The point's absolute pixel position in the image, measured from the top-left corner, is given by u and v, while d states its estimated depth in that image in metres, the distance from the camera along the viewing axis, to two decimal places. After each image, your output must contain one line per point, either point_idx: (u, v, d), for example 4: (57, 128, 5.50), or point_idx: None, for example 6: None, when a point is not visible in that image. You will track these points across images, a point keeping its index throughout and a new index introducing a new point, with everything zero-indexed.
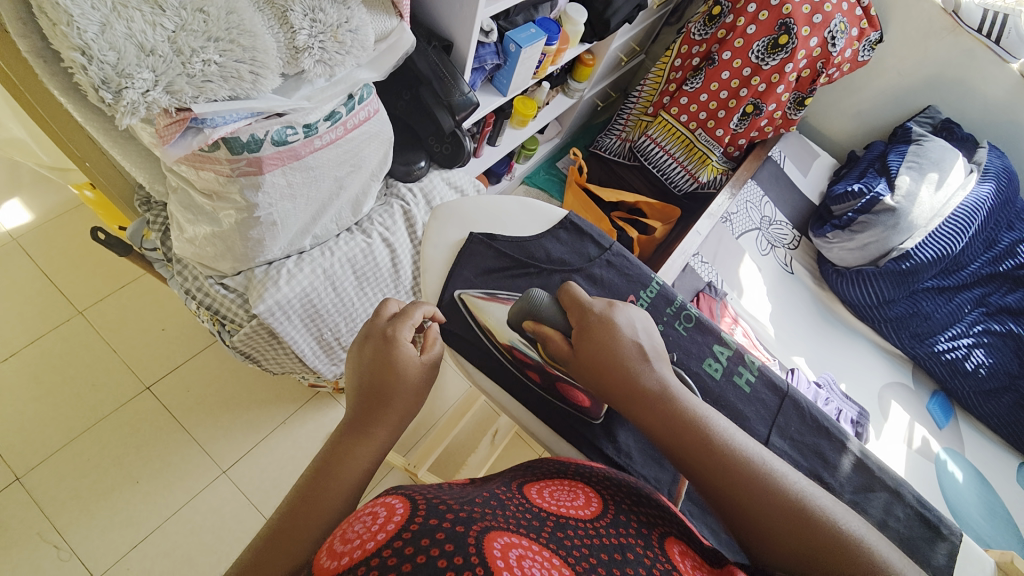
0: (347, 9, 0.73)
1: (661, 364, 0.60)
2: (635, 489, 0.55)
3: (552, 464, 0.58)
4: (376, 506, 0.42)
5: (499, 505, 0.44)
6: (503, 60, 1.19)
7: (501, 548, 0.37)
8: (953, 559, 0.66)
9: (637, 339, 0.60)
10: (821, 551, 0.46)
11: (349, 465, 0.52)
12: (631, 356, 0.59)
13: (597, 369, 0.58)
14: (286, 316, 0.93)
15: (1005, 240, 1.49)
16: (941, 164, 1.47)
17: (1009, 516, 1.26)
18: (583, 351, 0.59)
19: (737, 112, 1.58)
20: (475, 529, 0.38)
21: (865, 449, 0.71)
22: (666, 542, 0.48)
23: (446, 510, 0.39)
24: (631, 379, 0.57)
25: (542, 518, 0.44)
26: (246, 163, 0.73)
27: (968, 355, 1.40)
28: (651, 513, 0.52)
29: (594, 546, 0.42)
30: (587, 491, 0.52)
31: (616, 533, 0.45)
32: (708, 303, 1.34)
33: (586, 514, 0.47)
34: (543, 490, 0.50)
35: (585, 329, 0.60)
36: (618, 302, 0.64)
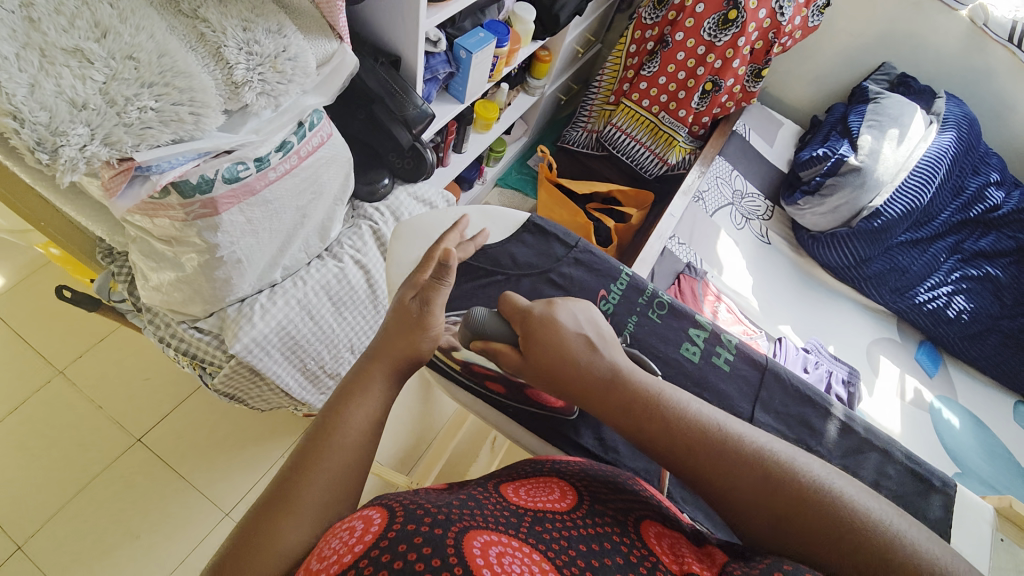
0: (283, 37, 0.72)
1: (609, 350, 0.59)
2: (612, 476, 0.56)
3: (530, 464, 0.58)
4: (354, 520, 0.40)
5: (477, 505, 0.43)
6: (456, 68, 1.19)
7: (481, 546, 0.37)
8: (948, 509, 0.68)
9: (581, 332, 0.59)
10: (792, 509, 0.47)
11: (344, 423, 0.51)
12: (580, 354, 0.58)
13: (549, 376, 0.58)
14: (265, 351, 0.92)
15: (970, 186, 1.51)
16: (900, 120, 1.48)
17: (1007, 454, 1.29)
18: (534, 362, 0.58)
19: (697, 91, 1.60)
20: (454, 530, 0.37)
21: (851, 413, 0.72)
22: (641, 525, 0.48)
23: (425, 513, 0.39)
24: (586, 378, 0.57)
25: (519, 514, 0.44)
26: (200, 206, 0.72)
27: (948, 303, 1.42)
28: (627, 499, 0.52)
29: (572, 537, 0.42)
30: (562, 485, 0.51)
31: (592, 523, 0.45)
32: (689, 284, 1.35)
33: (563, 507, 0.47)
34: (519, 487, 0.50)
35: (528, 341, 0.59)
36: (554, 297, 0.63)
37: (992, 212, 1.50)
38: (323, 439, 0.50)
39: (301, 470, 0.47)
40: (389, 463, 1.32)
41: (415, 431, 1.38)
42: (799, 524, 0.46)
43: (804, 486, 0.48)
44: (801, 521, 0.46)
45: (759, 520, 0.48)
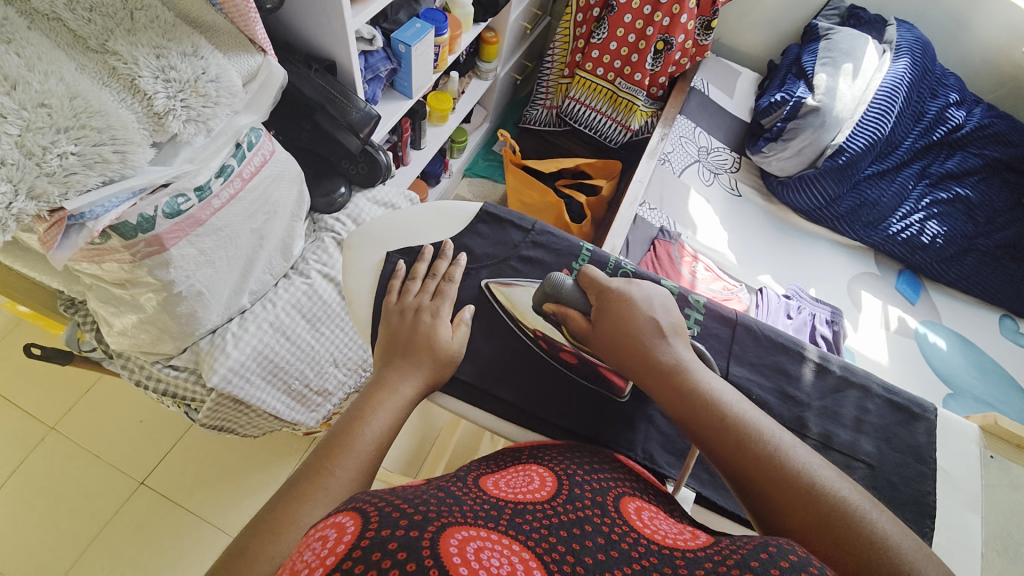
0: (200, 59, 0.69)
1: (678, 341, 0.60)
2: (595, 459, 0.55)
3: (507, 454, 0.57)
4: (326, 529, 0.38)
5: (456, 501, 0.42)
6: (398, 63, 1.16)
7: (459, 544, 0.36)
8: (931, 434, 0.70)
9: (653, 316, 0.61)
10: (835, 530, 0.46)
11: (369, 427, 0.51)
12: (647, 328, 0.60)
13: (611, 345, 0.60)
14: (245, 379, 0.91)
15: (931, 109, 1.50)
16: (852, 53, 1.47)
17: (997, 368, 1.33)
18: (601, 323, 0.61)
19: (649, 52, 1.57)
20: (431, 530, 0.36)
21: (825, 354, 0.72)
22: (621, 504, 0.48)
23: (400, 515, 0.37)
24: (644, 348, 0.58)
25: (500, 507, 0.43)
26: (145, 244, 0.71)
27: (922, 230, 1.43)
28: (609, 478, 0.52)
29: (552, 525, 0.42)
30: (541, 472, 0.51)
31: (572, 507, 0.44)
32: (665, 248, 1.35)
33: (544, 494, 0.46)
34: (498, 479, 0.50)
35: (602, 313, 0.62)
36: (632, 281, 0.65)
37: (955, 133, 1.50)
38: (326, 463, 0.48)
39: (321, 472, 0.47)
40: (396, 468, 1.33)
41: (417, 432, 1.39)
42: (849, 549, 0.45)
43: (859, 524, 0.46)
44: (842, 544, 0.45)
45: (797, 528, 0.47)
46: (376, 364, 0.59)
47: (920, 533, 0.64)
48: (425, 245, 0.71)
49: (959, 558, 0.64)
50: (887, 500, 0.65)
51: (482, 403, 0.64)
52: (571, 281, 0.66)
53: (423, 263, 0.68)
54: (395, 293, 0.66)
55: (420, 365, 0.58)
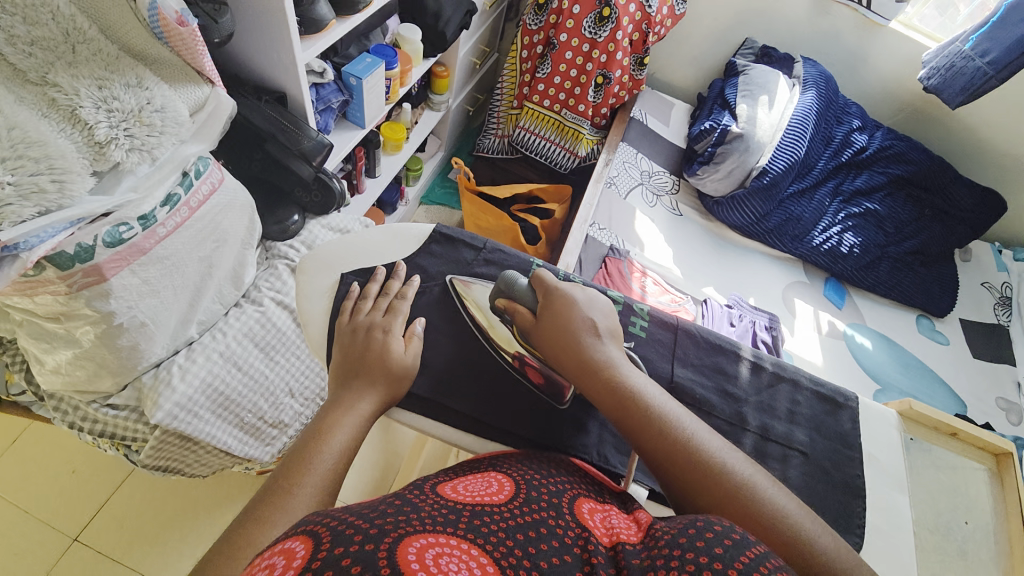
0: (145, 90, 0.70)
1: (611, 340, 0.63)
2: (553, 466, 0.57)
3: (465, 465, 0.58)
4: (274, 557, 0.34)
5: (412, 511, 0.41)
6: (350, 95, 1.19)
7: (416, 553, 0.34)
8: (855, 421, 0.77)
9: (590, 317, 0.64)
10: (741, 511, 0.51)
11: (328, 445, 0.51)
12: (586, 335, 0.62)
13: (551, 342, 0.62)
14: (193, 414, 0.87)
15: (838, 134, 1.69)
16: (767, 86, 1.65)
17: (916, 362, 1.48)
18: (544, 331, 0.63)
19: (590, 85, 1.69)
20: (386, 544, 0.34)
21: (758, 353, 0.79)
22: (575, 504, 0.49)
23: (355, 533, 0.35)
24: (583, 355, 0.61)
25: (458, 511, 0.42)
26: (82, 275, 0.68)
27: (840, 240, 1.58)
28: (563, 481, 0.53)
29: (510, 527, 0.41)
30: (501, 478, 0.51)
31: (529, 510, 0.44)
32: (616, 265, 1.43)
33: (502, 497, 0.46)
34: (454, 487, 0.49)
35: (546, 311, 0.64)
36: (576, 284, 0.68)
37: (860, 154, 1.69)
38: (283, 487, 0.48)
39: (280, 494, 0.47)
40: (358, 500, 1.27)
41: (380, 462, 1.34)
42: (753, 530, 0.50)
43: (766, 507, 0.51)
44: (749, 525, 0.50)
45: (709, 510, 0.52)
46: (331, 385, 0.59)
47: (853, 512, 0.70)
48: (379, 266, 0.73)
49: (886, 533, 0.70)
50: (820, 484, 0.71)
51: (440, 417, 0.65)
52: (524, 281, 0.68)
53: (373, 283, 0.69)
54: (349, 313, 0.67)
55: (374, 382, 0.59)
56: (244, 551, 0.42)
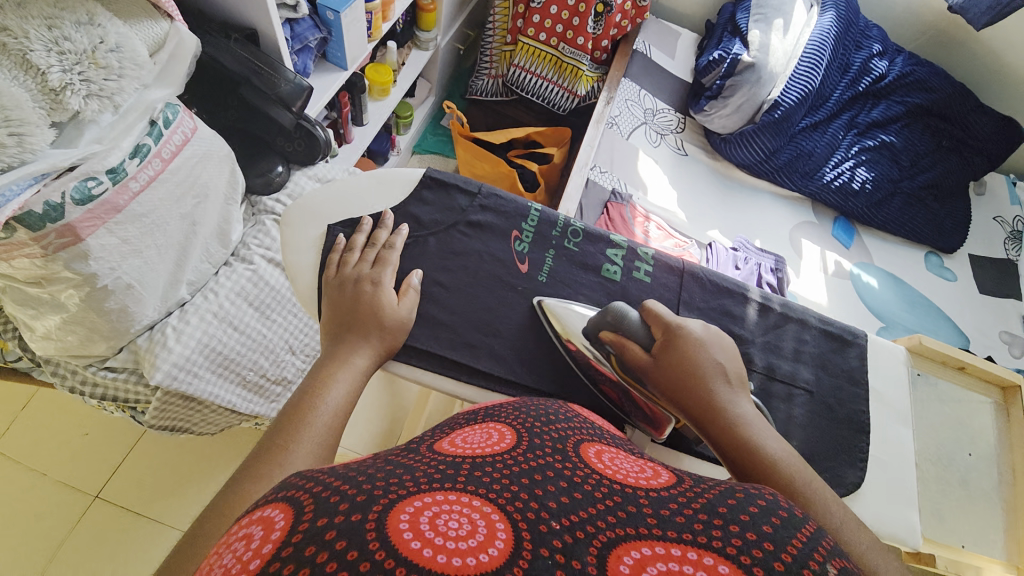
0: (98, 27, 0.63)
1: (740, 393, 0.57)
2: (548, 408, 0.55)
3: (462, 416, 0.55)
4: (251, 527, 0.30)
5: (405, 469, 0.36)
6: (327, 32, 1.09)
7: (411, 517, 0.30)
8: (862, 359, 0.75)
9: (721, 362, 0.58)
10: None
11: (325, 400, 0.50)
12: (714, 376, 0.57)
13: (675, 383, 0.56)
14: (192, 374, 0.86)
15: (856, 60, 1.57)
16: (782, 9, 1.51)
17: (922, 300, 1.46)
18: (666, 369, 0.57)
19: (590, 15, 1.56)
20: (376, 508, 0.30)
21: (766, 295, 0.76)
22: (581, 450, 0.44)
23: (340, 497, 0.31)
24: (707, 399, 0.55)
25: (456, 464, 0.37)
26: (56, 235, 0.65)
27: (852, 176, 1.52)
28: (565, 429, 0.49)
29: (514, 474, 0.36)
30: (503, 429, 0.47)
31: (533, 457, 0.40)
32: (618, 210, 1.37)
33: (502, 448, 0.42)
34: (454, 442, 0.45)
35: (670, 349, 0.58)
36: (699, 324, 0.63)
37: (879, 83, 1.58)
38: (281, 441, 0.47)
39: (276, 449, 0.46)
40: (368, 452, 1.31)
41: (388, 414, 1.37)
42: None
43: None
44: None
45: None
46: (323, 340, 0.57)
47: (857, 447, 0.70)
48: (367, 216, 0.68)
49: (888, 466, 0.70)
50: (826, 421, 0.70)
51: (441, 370, 0.64)
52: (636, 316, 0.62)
53: (361, 234, 0.66)
54: (334, 264, 0.64)
55: (367, 336, 0.57)
56: (240, 506, 0.41)
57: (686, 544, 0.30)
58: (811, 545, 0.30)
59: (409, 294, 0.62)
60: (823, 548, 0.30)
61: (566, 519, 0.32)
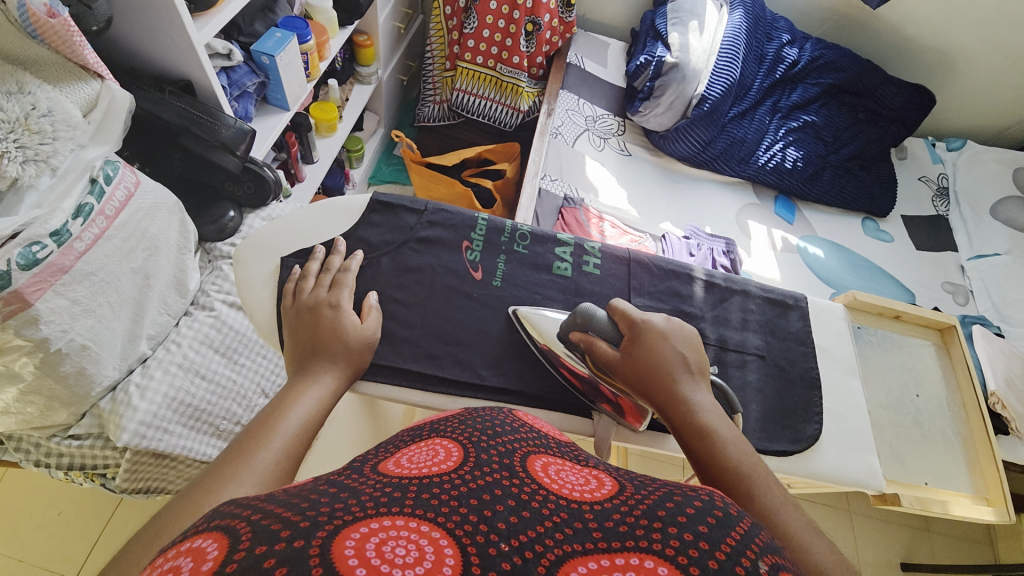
0: (28, 94, 0.64)
1: (702, 382, 0.59)
2: (492, 420, 0.48)
3: (406, 434, 0.50)
4: (180, 559, 0.28)
5: (351, 493, 0.34)
6: (265, 76, 1.12)
7: (358, 544, 0.29)
8: (805, 319, 0.81)
9: (682, 352, 0.60)
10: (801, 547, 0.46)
11: (291, 415, 0.52)
12: (678, 368, 0.59)
13: (641, 375, 0.58)
14: (162, 430, 0.84)
15: (770, 51, 1.69)
16: (696, 12, 1.62)
17: (865, 263, 1.56)
18: (632, 361, 0.59)
19: (521, 35, 1.63)
20: (320, 535, 0.29)
21: (708, 271, 0.81)
22: (528, 461, 0.41)
23: (284, 524, 0.29)
24: (672, 389, 0.57)
25: (402, 486, 0.35)
26: (4, 303, 0.64)
27: (784, 156, 1.62)
28: (512, 438, 0.45)
29: (462, 495, 0.35)
30: (446, 442, 0.43)
31: (481, 473, 0.37)
32: (572, 215, 1.42)
33: (450, 465, 0.39)
34: (400, 459, 0.42)
35: (636, 344, 0.60)
36: (666, 318, 0.64)
37: (793, 69, 1.71)
38: (248, 449, 0.47)
39: (241, 457, 0.46)
40: None
41: None
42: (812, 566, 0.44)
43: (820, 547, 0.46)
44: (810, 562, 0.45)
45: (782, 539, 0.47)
46: (288, 368, 0.58)
47: (811, 401, 0.74)
48: (319, 245, 0.70)
49: (842, 414, 0.75)
50: (780, 381, 0.75)
51: (409, 384, 0.65)
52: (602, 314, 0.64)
53: (314, 262, 0.68)
54: (290, 293, 0.65)
55: (334, 357, 0.58)
56: (203, 504, 0.41)
57: (631, 551, 0.31)
58: (745, 542, 0.32)
59: (371, 316, 0.64)
60: (756, 545, 0.32)
61: (515, 539, 0.31)
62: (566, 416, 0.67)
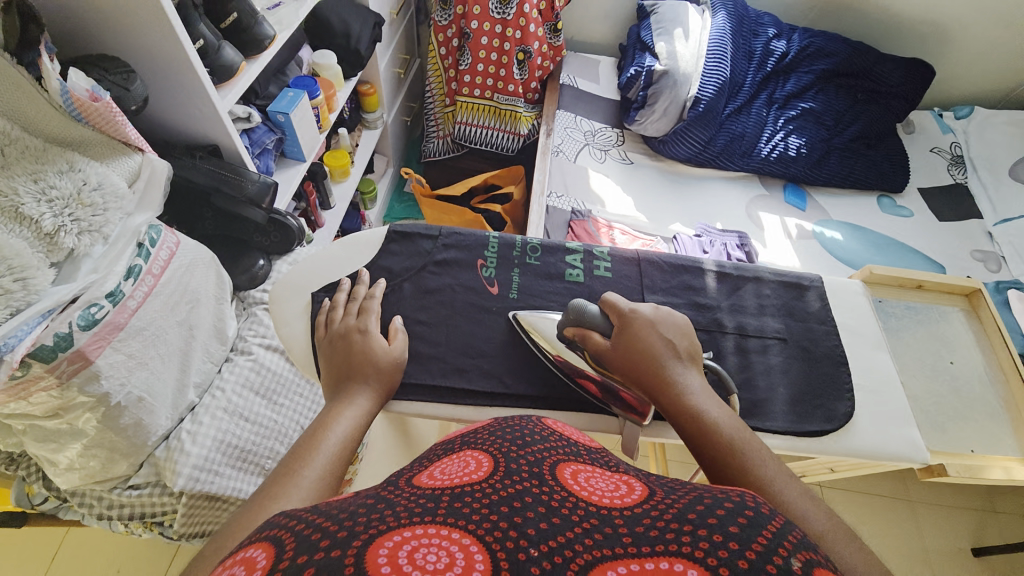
0: (79, 172, 0.72)
1: (691, 366, 0.62)
2: (524, 429, 0.51)
3: (439, 448, 0.53)
4: (233, 567, 0.31)
5: (388, 505, 0.37)
6: (281, 132, 1.21)
7: (391, 551, 0.31)
8: (823, 299, 0.81)
9: (670, 339, 0.62)
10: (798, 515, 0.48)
11: (332, 433, 0.55)
12: (666, 355, 0.61)
13: (632, 365, 0.61)
14: (213, 472, 0.89)
15: (758, 46, 1.72)
16: (679, 20, 1.67)
17: (886, 240, 1.54)
18: (622, 352, 0.62)
19: (513, 64, 1.70)
20: (356, 544, 0.31)
21: (719, 262, 0.83)
22: (559, 468, 0.43)
23: (321, 533, 0.32)
24: (665, 374, 0.60)
25: (435, 498, 0.38)
26: (68, 362, 0.71)
27: (786, 145, 1.63)
28: (543, 446, 0.47)
29: (492, 503, 0.37)
30: (477, 454, 0.46)
31: (511, 482, 0.39)
32: (582, 227, 1.46)
33: (480, 476, 0.41)
34: (433, 473, 0.45)
35: (624, 335, 0.62)
36: (653, 308, 0.66)
37: (783, 60, 1.73)
38: (297, 466, 0.51)
39: (290, 474, 0.50)
40: None
41: None
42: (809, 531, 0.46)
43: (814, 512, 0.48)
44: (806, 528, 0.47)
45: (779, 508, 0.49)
46: (325, 393, 0.62)
47: (840, 378, 0.74)
48: (346, 278, 0.75)
49: (874, 389, 0.74)
50: (806, 362, 0.75)
51: (441, 399, 0.68)
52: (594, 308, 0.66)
53: (342, 292, 0.72)
54: (322, 325, 0.70)
55: (366, 380, 0.62)
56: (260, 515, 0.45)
57: (661, 555, 0.31)
58: (775, 542, 0.32)
59: (397, 338, 0.67)
60: (789, 543, 0.33)
61: (545, 545, 0.32)
62: (594, 415, 0.68)
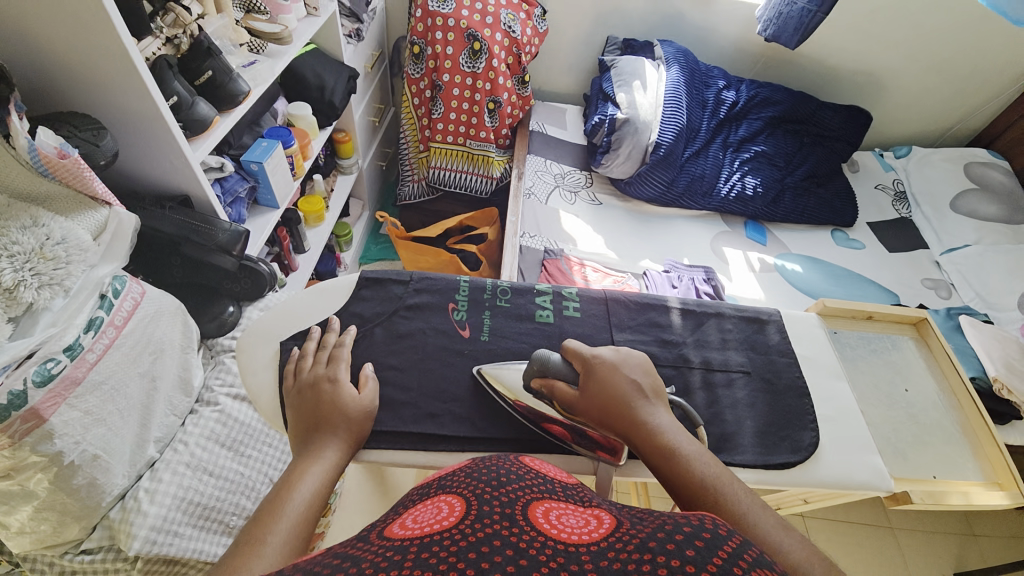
0: (42, 227, 0.71)
1: (659, 405, 0.63)
2: (499, 469, 0.50)
3: (415, 493, 0.52)
4: None
5: (354, 560, 0.36)
6: (255, 180, 1.22)
7: None
8: (782, 331, 0.85)
9: (636, 380, 0.64)
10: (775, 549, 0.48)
11: (299, 490, 0.53)
12: (633, 397, 0.62)
13: (600, 409, 0.62)
14: (172, 534, 0.84)
15: (710, 96, 1.86)
16: (637, 73, 1.80)
17: (841, 271, 1.63)
18: (590, 398, 0.63)
19: (484, 112, 1.78)
20: None
21: (682, 299, 0.86)
22: (530, 509, 0.43)
23: None
24: (632, 416, 0.61)
25: (402, 548, 0.37)
26: (20, 421, 0.67)
27: (743, 185, 1.74)
28: (516, 486, 0.47)
29: (461, 548, 0.36)
30: (450, 498, 0.45)
31: (481, 525, 0.39)
32: (555, 266, 1.50)
33: (452, 521, 0.41)
34: (406, 520, 0.44)
35: (591, 379, 0.64)
36: (619, 350, 0.68)
37: (734, 108, 1.87)
38: (262, 528, 0.49)
39: (254, 541, 0.48)
40: None
41: None
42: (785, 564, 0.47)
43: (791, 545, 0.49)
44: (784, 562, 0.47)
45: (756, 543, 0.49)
46: (293, 445, 0.61)
47: (803, 408, 0.77)
48: (316, 325, 0.75)
49: (836, 417, 0.77)
50: (770, 394, 0.78)
51: (412, 446, 0.67)
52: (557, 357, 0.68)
53: (311, 341, 0.72)
54: (290, 374, 0.69)
55: (336, 430, 0.61)
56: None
57: None
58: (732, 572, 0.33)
59: (367, 387, 0.67)
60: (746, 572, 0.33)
61: None
62: (569, 456, 0.68)
